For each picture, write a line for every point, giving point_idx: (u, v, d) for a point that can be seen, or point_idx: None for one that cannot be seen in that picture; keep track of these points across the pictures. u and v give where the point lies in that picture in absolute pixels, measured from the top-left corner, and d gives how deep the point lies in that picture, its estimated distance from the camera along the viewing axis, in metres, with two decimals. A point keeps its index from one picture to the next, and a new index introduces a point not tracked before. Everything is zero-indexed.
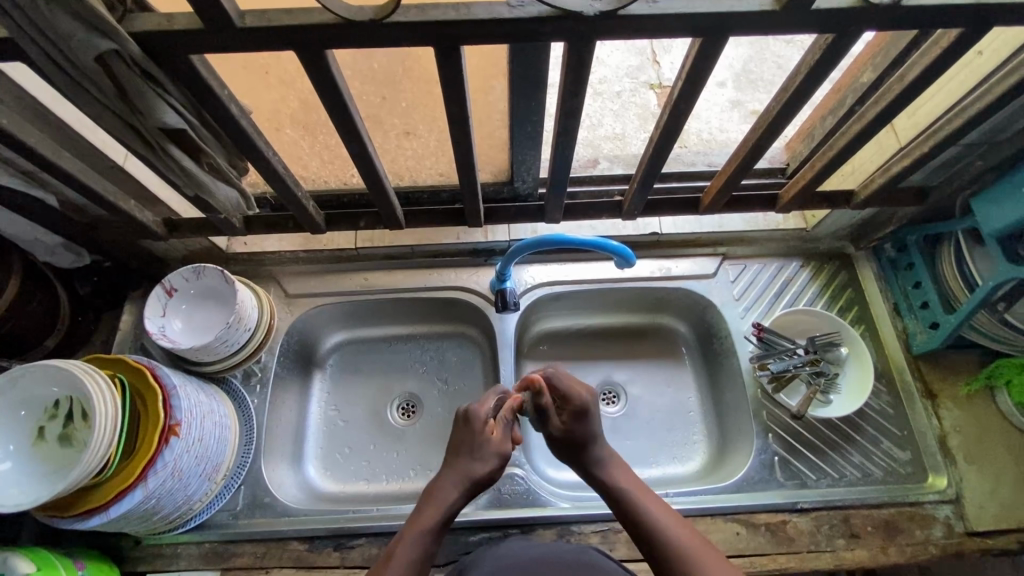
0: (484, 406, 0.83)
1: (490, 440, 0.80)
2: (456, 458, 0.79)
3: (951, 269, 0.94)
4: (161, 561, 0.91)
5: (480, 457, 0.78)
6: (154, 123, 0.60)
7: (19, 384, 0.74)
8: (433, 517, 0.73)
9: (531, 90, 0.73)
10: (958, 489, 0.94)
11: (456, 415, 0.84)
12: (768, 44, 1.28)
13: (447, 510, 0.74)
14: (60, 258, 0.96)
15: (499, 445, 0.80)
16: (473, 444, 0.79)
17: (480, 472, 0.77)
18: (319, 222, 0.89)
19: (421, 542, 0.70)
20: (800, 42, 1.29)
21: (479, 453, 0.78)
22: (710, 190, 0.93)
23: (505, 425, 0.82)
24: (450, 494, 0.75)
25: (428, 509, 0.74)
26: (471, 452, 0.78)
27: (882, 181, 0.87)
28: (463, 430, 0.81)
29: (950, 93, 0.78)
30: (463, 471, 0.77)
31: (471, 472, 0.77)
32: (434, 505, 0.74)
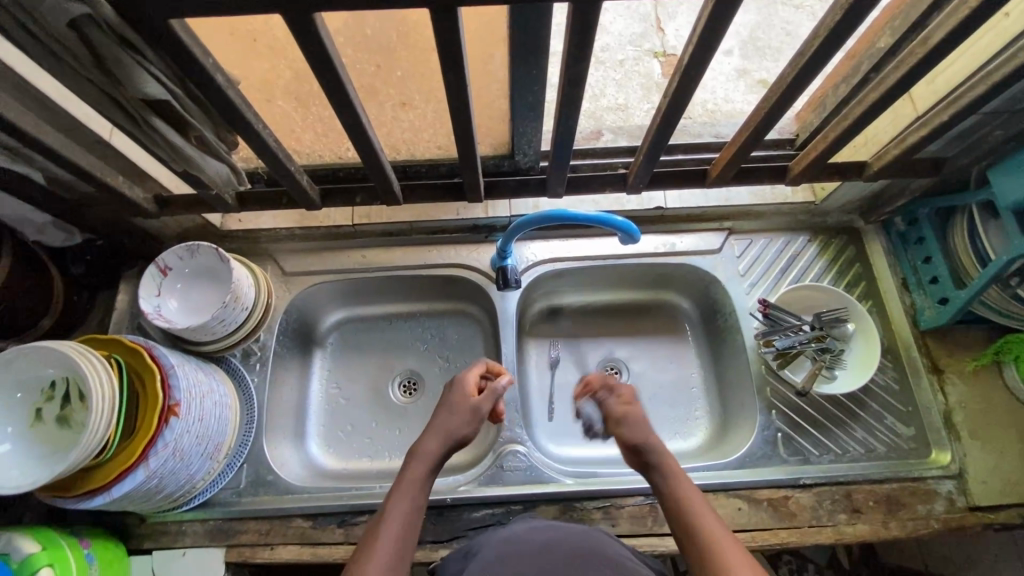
0: (470, 377, 0.85)
1: (469, 403, 0.81)
2: (438, 416, 0.79)
3: (963, 243, 0.92)
4: (166, 538, 0.91)
5: (462, 414, 0.80)
6: (136, 94, 0.57)
7: (14, 365, 0.72)
8: (420, 470, 0.73)
9: (532, 57, 0.70)
10: (962, 464, 0.93)
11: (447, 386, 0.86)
12: (776, 9, 1.23)
13: (432, 463, 0.74)
14: (51, 237, 0.94)
15: (482, 404, 0.82)
16: (457, 407, 0.80)
17: (464, 429, 0.78)
18: (315, 198, 0.87)
19: (409, 495, 0.70)
20: (810, 7, 1.24)
21: (461, 411, 0.80)
22: (717, 162, 0.90)
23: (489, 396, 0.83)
24: (434, 448, 0.75)
25: (412, 464, 0.74)
26: (454, 411, 0.80)
27: (897, 152, 0.83)
28: (447, 395, 0.83)
29: (974, 58, 0.74)
30: (444, 426, 0.78)
31: (455, 429, 0.78)
32: (418, 459, 0.74)
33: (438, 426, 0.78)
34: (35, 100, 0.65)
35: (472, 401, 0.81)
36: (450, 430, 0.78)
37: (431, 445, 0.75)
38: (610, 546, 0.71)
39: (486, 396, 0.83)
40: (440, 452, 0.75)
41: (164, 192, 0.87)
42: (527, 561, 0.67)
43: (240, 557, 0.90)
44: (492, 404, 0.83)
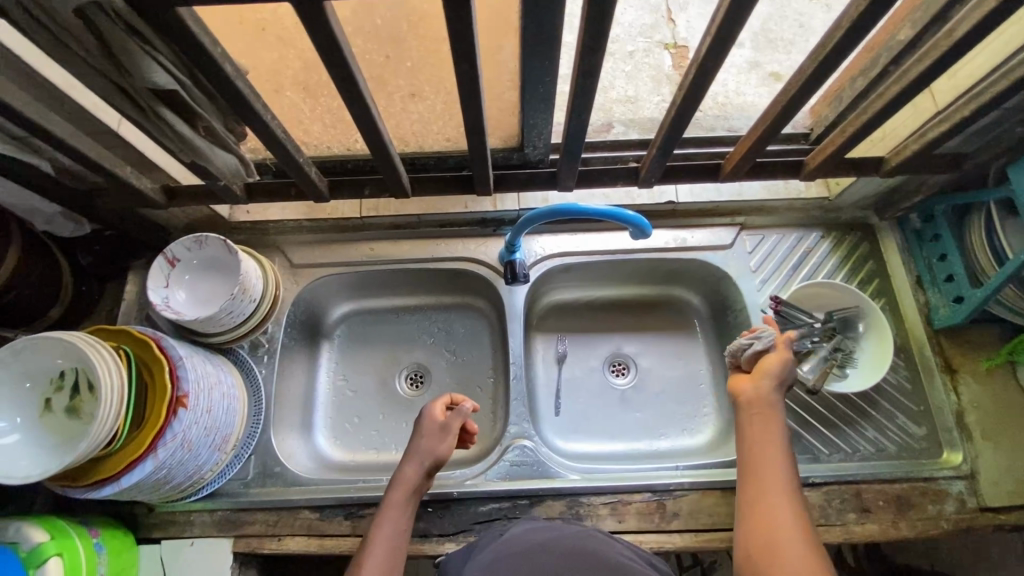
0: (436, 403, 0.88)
1: (432, 430, 0.85)
2: (412, 442, 0.85)
3: (981, 242, 0.90)
4: (174, 528, 0.91)
5: (433, 438, 0.84)
6: (143, 84, 0.56)
7: (22, 356, 0.72)
8: (398, 496, 0.79)
9: (544, 48, 0.68)
10: (973, 464, 0.92)
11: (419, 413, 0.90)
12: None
13: (411, 486, 0.80)
14: (59, 227, 0.94)
15: (450, 422, 0.85)
16: (427, 432, 0.85)
17: (437, 452, 0.83)
18: (323, 190, 0.86)
19: (390, 519, 0.77)
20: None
21: (430, 434, 0.84)
22: (731, 156, 0.89)
23: (453, 419, 0.85)
24: (412, 472, 0.81)
25: (392, 490, 0.80)
26: (424, 435, 0.84)
27: (916, 147, 0.81)
28: (417, 422, 0.87)
29: (999, 50, 0.71)
30: (415, 453, 0.83)
31: (431, 453, 0.83)
32: (396, 486, 0.80)
33: (413, 452, 0.83)
34: (43, 89, 0.64)
35: (440, 423, 0.85)
36: (424, 454, 0.83)
37: (408, 471, 0.81)
38: (612, 547, 0.71)
39: (452, 416, 0.86)
40: (417, 476, 0.81)
41: (172, 183, 0.87)
42: (528, 555, 0.68)
43: (248, 547, 0.90)
44: (461, 422, 0.86)
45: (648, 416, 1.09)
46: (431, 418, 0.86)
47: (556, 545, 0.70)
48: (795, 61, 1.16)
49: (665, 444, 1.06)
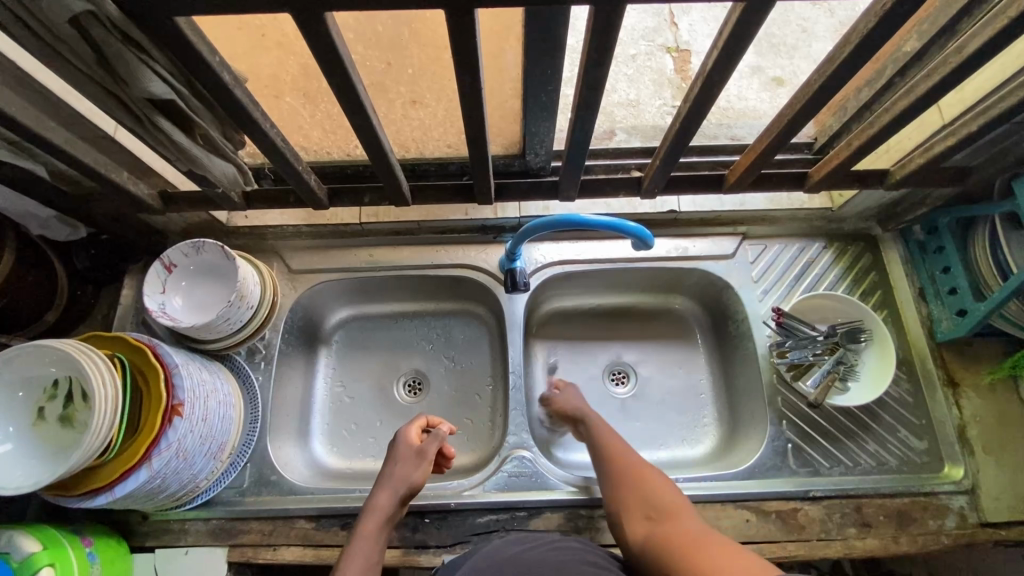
0: (412, 426, 0.90)
1: (411, 452, 0.86)
2: (388, 469, 0.84)
3: (985, 255, 0.90)
4: (168, 536, 0.90)
5: (408, 463, 0.85)
6: (141, 93, 0.55)
7: (16, 364, 0.71)
8: (374, 524, 0.78)
9: (549, 58, 0.67)
10: (975, 479, 0.92)
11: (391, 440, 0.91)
12: (792, 6, 1.20)
13: (386, 514, 0.79)
14: (55, 232, 0.93)
15: (426, 447, 0.86)
16: (403, 459, 0.85)
17: (412, 479, 0.83)
18: (323, 197, 0.85)
19: (366, 548, 0.75)
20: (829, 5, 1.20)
21: (405, 461, 0.85)
22: (735, 167, 0.88)
23: (432, 442, 0.87)
24: (387, 500, 0.80)
25: (368, 517, 0.79)
26: (398, 462, 0.85)
27: (922, 161, 0.81)
28: (392, 450, 0.87)
29: (1010, 63, 0.70)
30: (392, 479, 0.83)
31: (406, 479, 0.83)
32: (373, 513, 0.79)
33: (388, 481, 0.83)
34: (38, 94, 0.63)
35: (416, 450, 0.86)
36: (398, 482, 0.82)
37: (382, 500, 0.80)
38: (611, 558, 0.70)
39: (430, 440, 0.87)
40: (391, 503, 0.80)
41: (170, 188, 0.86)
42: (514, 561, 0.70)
43: (243, 557, 0.89)
44: (438, 445, 0.87)
45: (647, 425, 1.08)
46: (407, 444, 0.87)
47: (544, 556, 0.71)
48: (797, 68, 1.15)
49: (664, 455, 1.06)
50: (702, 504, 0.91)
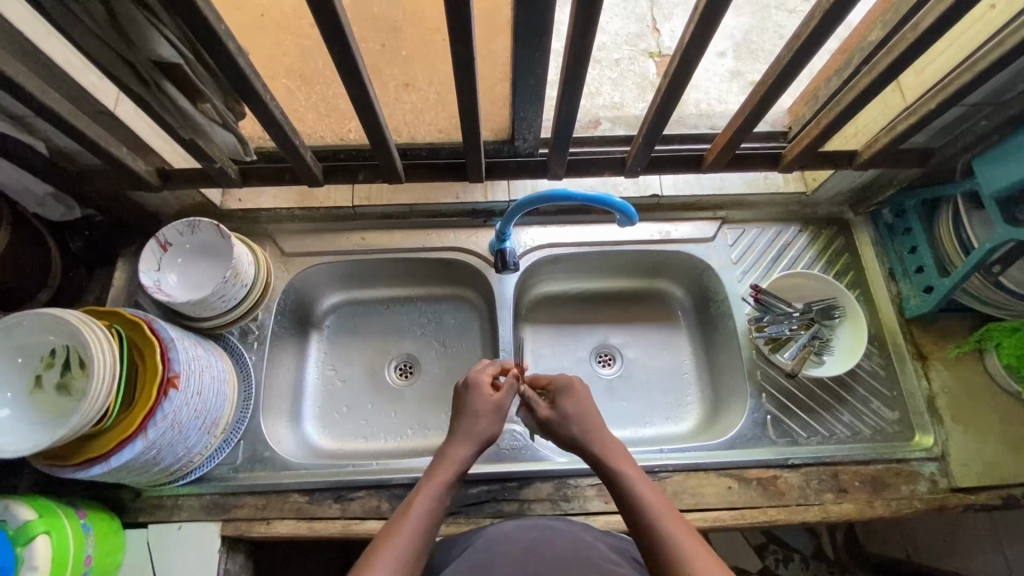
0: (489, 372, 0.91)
1: (494, 400, 0.87)
2: (467, 420, 0.84)
3: (949, 233, 0.95)
4: (161, 512, 0.91)
5: (490, 414, 0.85)
6: (148, 56, 0.58)
7: (15, 331, 0.72)
8: (448, 473, 0.77)
9: (536, 40, 0.71)
10: (944, 446, 0.96)
11: (457, 385, 0.91)
12: (771, 14, 1.29)
13: (460, 465, 0.80)
14: (49, 209, 0.94)
15: (505, 401, 0.88)
16: (485, 411, 0.85)
17: (491, 430, 0.85)
18: (318, 174, 0.88)
19: (434, 495, 0.73)
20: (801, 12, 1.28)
21: (488, 413, 0.85)
22: (713, 147, 0.92)
23: (511, 388, 0.89)
24: (465, 451, 0.81)
25: (442, 466, 0.78)
26: (481, 411, 0.85)
27: (887, 140, 0.86)
28: (466, 397, 0.87)
29: (962, 47, 0.75)
30: (474, 428, 0.83)
31: (486, 431, 0.84)
32: (448, 461, 0.79)
33: (467, 432, 0.83)
34: (41, 66, 0.65)
35: (496, 402, 0.87)
36: (479, 435, 0.83)
37: (462, 451, 0.81)
38: (593, 545, 0.73)
39: (505, 391, 0.89)
40: (468, 455, 0.81)
41: (166, 166, 0.87)
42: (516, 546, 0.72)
43: (237, 531, 0.90)
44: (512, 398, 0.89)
45: (633, 404, 1.11)
46: (489, 395, 0.87)
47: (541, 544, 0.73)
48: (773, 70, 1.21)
49: (650, 432, 1.09)
50: (686, 473, 0.94)
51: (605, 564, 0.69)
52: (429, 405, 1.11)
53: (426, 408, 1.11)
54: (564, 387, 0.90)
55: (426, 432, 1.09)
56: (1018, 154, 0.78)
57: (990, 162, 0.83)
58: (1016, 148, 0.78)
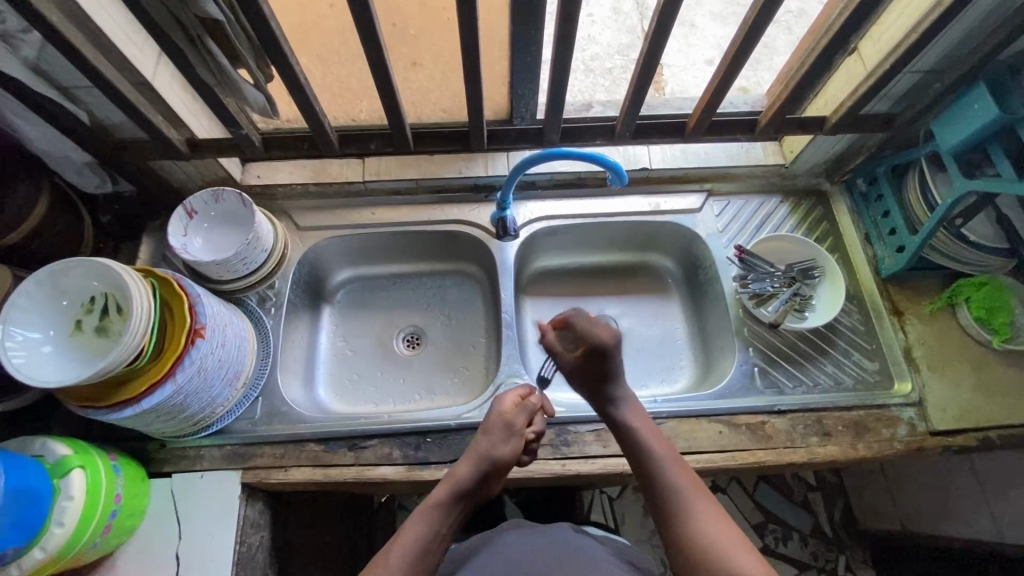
0: (508, 400, 0.91)
1: (508, 419, 0.88)
2: (478, 441, 0.86)
3: (916, 194, 1.02)
4: (184, 462, 0.96)
5: (496, 433, 0.86)
6: (194, 12, 0.70)
7: (61, 276, 0.80)
8: (443, 493, 0.80)
9: (530, 17, 0.80)
10: (921, 393, 1.02)
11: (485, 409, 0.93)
12: None
13: (459, 484, 0.81)
14: (86, 180, 1.01)
15: (517, 420, 0.88)
16: (492, 429, 0.87)
17: (496, 450, 0.84)
18: (333, 141, 0.97)
19: (427, 521, 0.77)
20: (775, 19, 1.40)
21: (494, 431, 0.86)
22: (692, 113, 1.02)
23: (528, 411, 0.90)
24: (467, 470, 0.82)
25: (440, 487, 0.82)
26: (489, 431, 0.87)
27: (851, 103, 0.95)
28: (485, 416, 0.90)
29: (908, 16, 0.85)
30: (477, 449, 0.84)
31: (492, 451, 0.84)
32: (445, 482, 0.82)
33: (473, 451, 0.85)
34: (93, 35, 0.74)
35: (506, 420, 0.87)
36: (483, 454, 0.84)
37: (461, 469, 0.82)
38: (592, 552, 0.82)
39: (519, 412, 0.89)
40: (467, 473, 0.82)
41: (194, 137, 0.96)
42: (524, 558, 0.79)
43: (256, 478, 0.95)
44: (526, 420, 0.89)
45: (629, 368, 1.17)
46: (502, 412, 0.89)
47: (542, 555, 0.80)
48: (757, 75, 1.30)
49: (646, 393, 1.14)
50: (679, 419, 1.01)
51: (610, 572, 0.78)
52: (436, 371, 1.17)
53: (433, 374, 1.17)
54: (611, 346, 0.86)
55: (434, 396, 1.14)
56: (969, 111, 0.87)
57: (946, 122, 0.91)
58: (968, 106, 0.87)
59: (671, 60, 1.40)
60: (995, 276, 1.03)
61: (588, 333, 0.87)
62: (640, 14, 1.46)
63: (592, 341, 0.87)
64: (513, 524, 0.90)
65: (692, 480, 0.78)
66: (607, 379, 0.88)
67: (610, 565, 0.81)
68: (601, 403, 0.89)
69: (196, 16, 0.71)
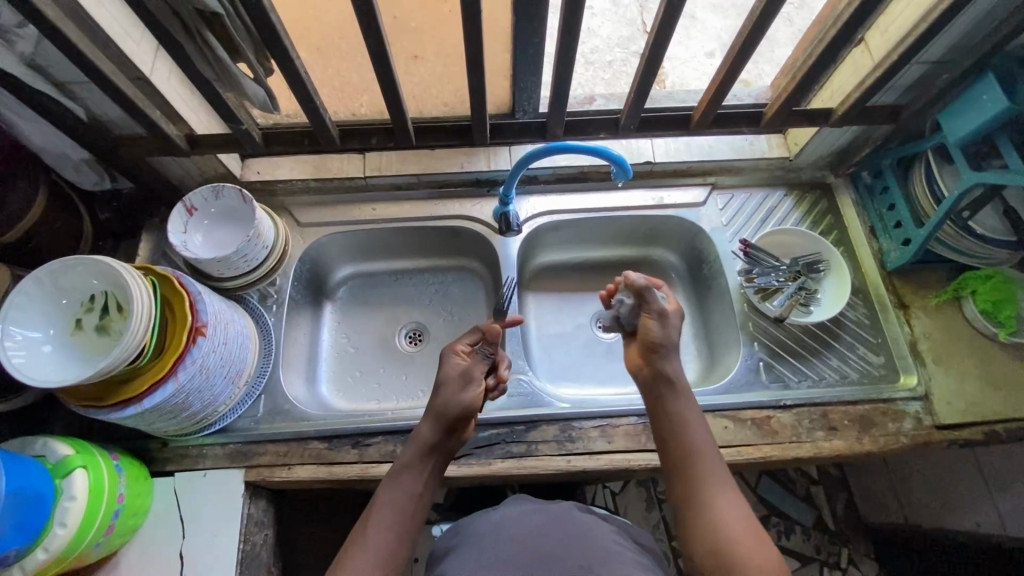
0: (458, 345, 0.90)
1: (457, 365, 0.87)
2: (433, 397, 0.85)
3: (922, 186, 1.01)
4: (188, 461, 0.96)
5: (452, 384, 0.85)
6: (193, 6, 0.69)
7: (61, 275, 0.79)
8: (410, 454, 0.81)
9: (533, 9, 0.79)
10: (927, 386, 1.01)
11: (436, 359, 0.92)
12: None
13: (421, 442, 0.81)
14: (83, 177, 1.00)
15: (473, 368, 0.87)
16: (446, 381, 0.85)
17: (451, 402, 0.83)
18: (334, 135, 0.96)
19: (400, 482, 0.79)
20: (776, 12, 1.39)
21: (449, 383, 0.85)
22: (697, 106, 1.01)
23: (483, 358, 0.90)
24: (426, 426, 0.82)
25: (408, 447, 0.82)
26: (443, 383, 0.85)
27: (858, 95, 0.94)
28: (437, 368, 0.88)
29: (917, 7, 0.84)
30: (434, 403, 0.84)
31: (450, 403, 0.83)
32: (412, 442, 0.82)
33: (431, 408, 0.84)
34: (90, 29, 0.73)
35: (460, 369, 0.86)
36: (440, 408, 0.83)
37: (423, 428, 0.82)
38: (596, 528, 0.81)
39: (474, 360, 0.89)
40: (424, 430, 0.82)
41: (194, 133, 0.95)
42: (530, 531, 0.79)
43: (259, 476, 0.95)
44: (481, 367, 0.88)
45: None
46: (454, 362, 0.87)
47: (544, 530, 0.79)
48: (760, 68, 1.29)
49: None
50: None
51: (611, 548, 0.78)
52: (439, 368, 1.16)
53: (436, 370, 1.16)
54: (660, 340, 0.85)
55: None
56: (980, 102, 0.86)
57: (953, 114, 0.90)
58: (977, 98, 0.86)
59: (673, 53, 1.38)
60: (1001, 269, 1.01)
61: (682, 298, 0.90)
62: (640, 7, 1.44)
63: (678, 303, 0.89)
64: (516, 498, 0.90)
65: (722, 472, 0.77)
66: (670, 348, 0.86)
67: (615, 541, 0.80)
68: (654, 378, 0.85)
69: (195, 10, 0.70)
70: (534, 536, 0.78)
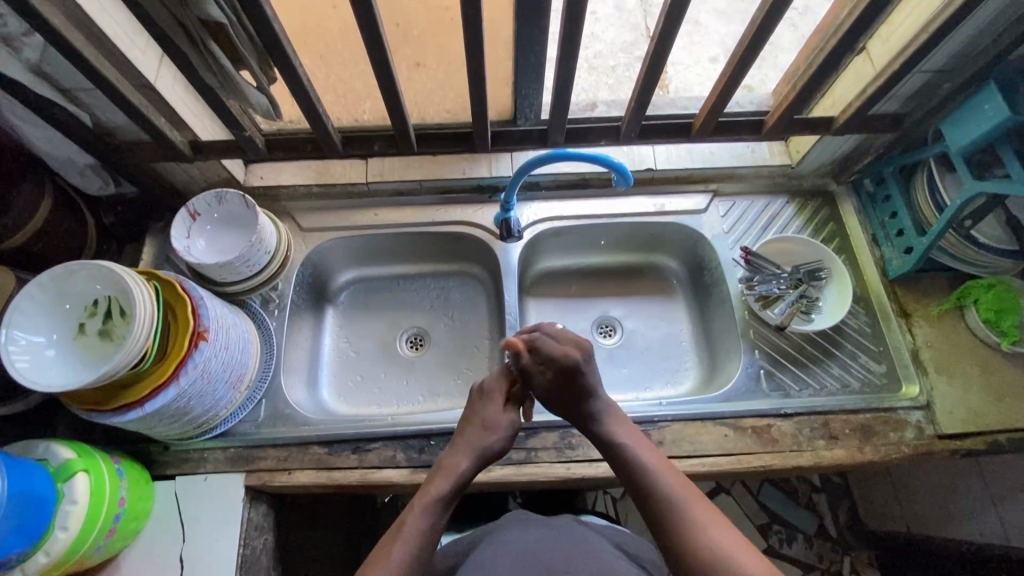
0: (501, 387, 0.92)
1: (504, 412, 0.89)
2: (473, 434, 0.86)
3: (924, 195, 1.01)
4: (189, 464, 0.96)
5: (495, 429, 0.86)
6: (197, 15, 0.70)
7: (65, 280, 0.80)
8: (445, 486, 0.79)
9: (534, 17, 0.79)
10: (929, 396, 1.01)
11: (471, 392, 0.92)
12: None
13: (457, 477, 0.81)
14: (88, 181, 1.01)
15: (513, 415, 0.89)
16: (491, 424, 0.87)
17: (493, 446, 0.85)
18: (336, 142, 0.97)
19: (431, 511, 0.76)
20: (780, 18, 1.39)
21: (494, 428, 0.86)
22: (698, 115, 1.01)
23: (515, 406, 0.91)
24: (464, 463, 0.82)
25: (439, 478, 0.80)
26: (488, 426, 0.87)
27: (859, 104, 0.94)
28: (481, 407, 0.89)
29: (917, 16, 0.84)
30: (474, 445, 0.84)
31: (487, 448, 0.85)
32: (445, 475, 0.81)
33: (467, 445, 0.85)
34: (95, 37, 0.74)
35: (507, 416, 0.88)
36: (480, 450, 0.84)
37: (460, 463, 0.82)
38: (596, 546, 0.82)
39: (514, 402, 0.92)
40: (466, 466, 0.82)
41: (197, 138, 0.96)
42: (531, 547, 0.79)
43: (259, 481, 0.95)
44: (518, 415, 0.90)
45: (634, 369, 1.17)
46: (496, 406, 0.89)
47: (545, 546, 0.79)
48: (763, 74, 1.29)
49: (650, 395, 1.14)
50: (684, 422, 1.00)
51: (609, 556, 0.78)
52: (440, 373, 1.17)
53: (437, 375, 1.16)
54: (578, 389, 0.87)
55: (437, 398, 1.14)
56: (980, 112, 0.86)
57: (955, 123, 0.90)
58: (977, 108, 0.86)
59: (676, 58, 1.38)
60: (1004, 277, 1.01)
61: (556, 353, 0.88)
62: (644, 12, 1.44)
63: (558, 358, 0.87)
64: (517, 516, 0.90)
65: (683, 480, 0.78)
66: (585, 393, 0.88)
67: (613, 556, 0.80)
68: (582, 420, 0.88)
69: (199, 19, 0.70)
70: (536, 553, 0.78)
